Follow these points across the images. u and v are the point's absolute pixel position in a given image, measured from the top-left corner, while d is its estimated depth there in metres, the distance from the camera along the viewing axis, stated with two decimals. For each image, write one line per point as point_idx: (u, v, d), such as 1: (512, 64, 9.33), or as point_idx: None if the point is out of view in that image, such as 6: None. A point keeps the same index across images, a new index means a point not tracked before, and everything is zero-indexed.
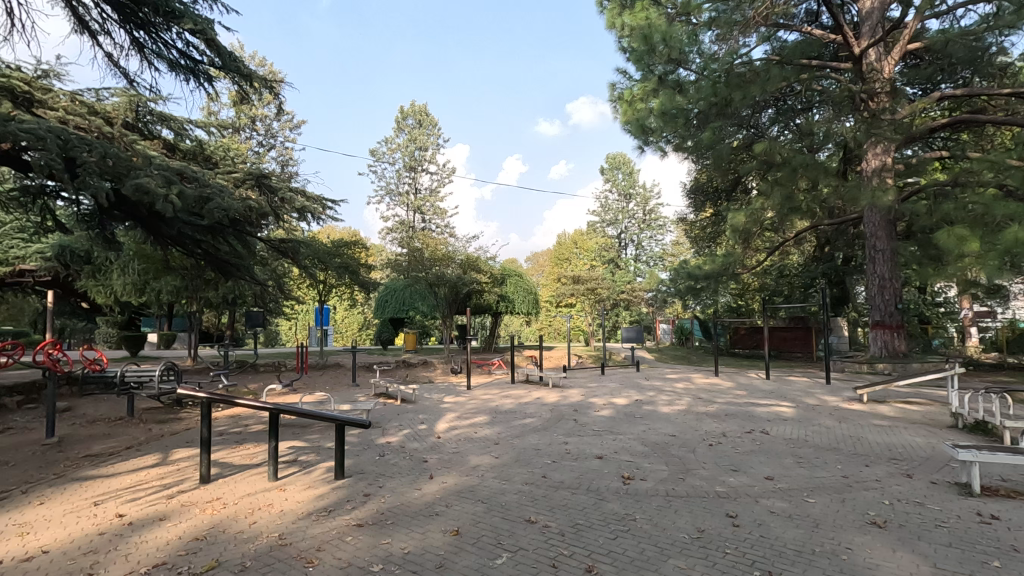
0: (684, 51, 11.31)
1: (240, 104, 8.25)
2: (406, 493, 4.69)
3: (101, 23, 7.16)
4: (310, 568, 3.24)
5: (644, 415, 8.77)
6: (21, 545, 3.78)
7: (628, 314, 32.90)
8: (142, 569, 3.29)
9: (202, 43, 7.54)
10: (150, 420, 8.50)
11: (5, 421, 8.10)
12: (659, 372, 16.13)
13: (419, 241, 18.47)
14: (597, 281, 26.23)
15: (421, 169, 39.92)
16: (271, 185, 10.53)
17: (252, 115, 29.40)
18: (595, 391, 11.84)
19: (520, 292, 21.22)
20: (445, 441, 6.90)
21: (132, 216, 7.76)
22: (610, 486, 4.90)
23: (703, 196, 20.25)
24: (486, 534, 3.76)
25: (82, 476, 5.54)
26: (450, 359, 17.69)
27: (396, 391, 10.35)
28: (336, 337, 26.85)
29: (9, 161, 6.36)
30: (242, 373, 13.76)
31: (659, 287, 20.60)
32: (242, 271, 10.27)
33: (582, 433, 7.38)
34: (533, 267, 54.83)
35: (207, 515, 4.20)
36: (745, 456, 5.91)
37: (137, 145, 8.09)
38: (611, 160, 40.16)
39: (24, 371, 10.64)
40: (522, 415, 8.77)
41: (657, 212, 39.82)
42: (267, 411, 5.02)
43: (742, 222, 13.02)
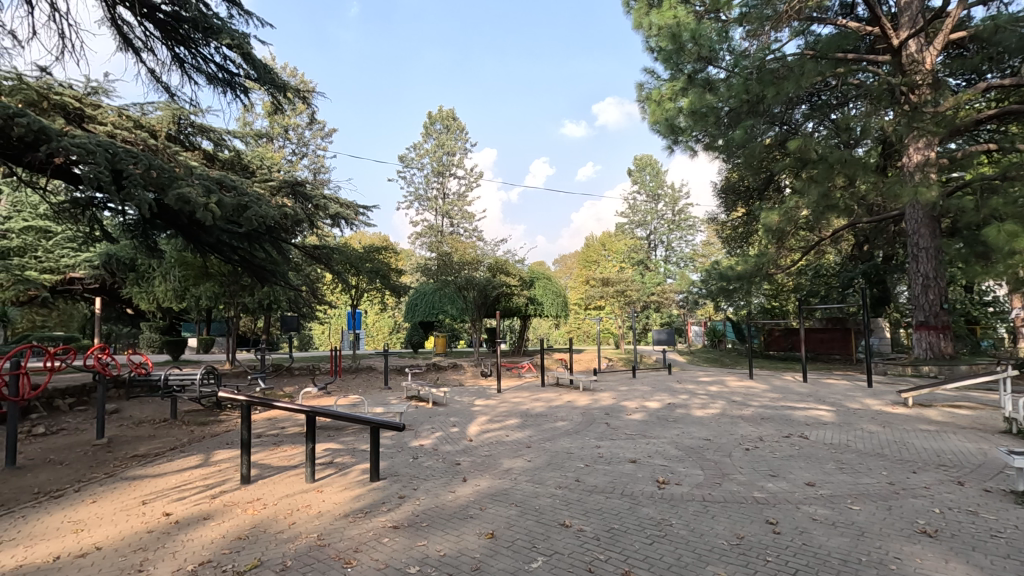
0: (714, 49, 11.14)
1: (274, 115, 8.45)
2: (441, 495, 4.74)
3: (144, 40, 7.48)
4: (349, 568, 3.30)
5: (678, 418, 8.65)
6: (77, 541, 3.95)
7: (658, 316, 32.51)
8: (189, 567, 3.39)
9: (238, 57, 7.78)
10: (193, 421, 8.83)
11: (58, 422, 8.50)
12: (692, 375, 15.88)
13: (448, 245, 18.48)
14: (627, 283, 25.90)
15: (449, 173, 40.30)
16: (305, 193, 10.72)
17: (285, 123, 30.15)
18: (627, 394, 11.73)
19: (549, 295, 21.16)
20: (477, 444, 6.92)
21: (174, 224, 8.04)
22: (644, 490, 4.84)
23: (735, 195, 19.86)
24: (520, 537, 3.76)
25: (130, 475, 5.78)
26: (480, 362, 17.78)
27: (428, 394, 10.46)
28: (369, 340, 27.30)
29: (61, 174, 6.71)
30: (279, 377, 14.11)
31: (690, 289, 20.31)
32: (278, 277, 10.44)
33: (615, 436, 7.31)
34: (562, 269, 54.77)
35: (248, 515, 4.31)
36: (784, 461, 5.77)
37: (179, 156, 8.39)
38: (638, 162, 39.75)
39: (75, 374, 11.12)
40: (554, 419, 8.74)
41: (686, 212, 39.25)
42: (304, 413, 5.12)
43: (776, 222, 12.70)
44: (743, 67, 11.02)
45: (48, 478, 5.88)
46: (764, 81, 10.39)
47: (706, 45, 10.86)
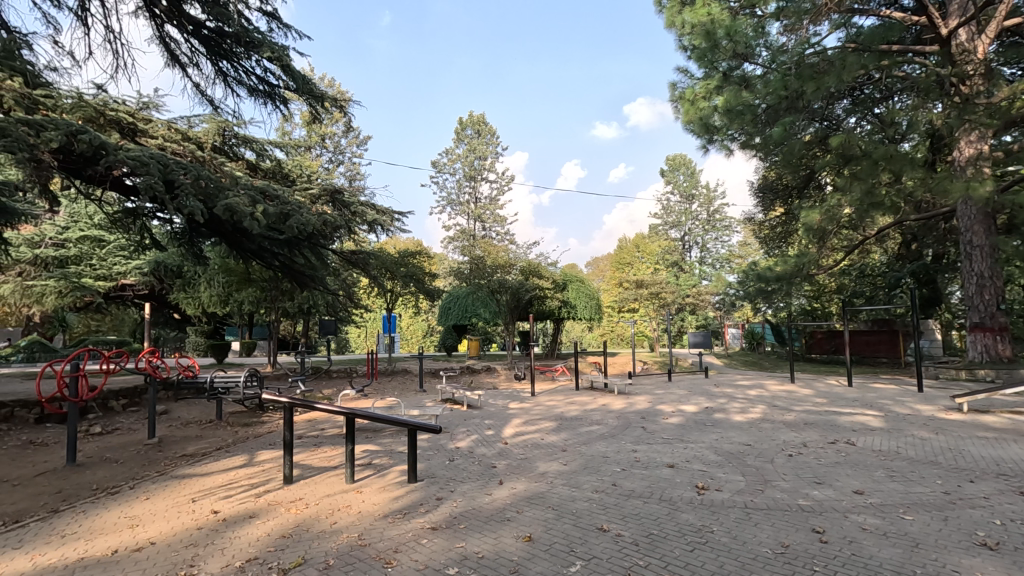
0: (749, 45, 10.87)
1: (311, 124, 8.66)
2: (478, 497, 4.76)
3: (190, 56, 7.81)
4: (390, 568, 3.34)
5: (716, 422, 8.46)
6: (133, 536, 4.13)
7: (694, 319, 31.99)
8: (238, 563, 3.51)
9: (278, 69, 8.03)
10: (237, 422, 9.12)
11: (114, 422, 8.92)
12: (730, 378, 15.52)
13: (480, 249, 18.57)
14: (662, 285, 25.51)
15: (481, 177, 40.56)
16: (344, 201, 11.03)
17: (322, 132, 30.91)
18: (663, 397, 11.58)
19: (582, 298, 21.07)
20: (512, 447, 6.93)
21: (218, 232, 8.37)
22: (683, 496, 4.75)
23: (773, 194, 19.33)
24: (558, 541, 3.74)
25: (180, 474, 6.01)
26: (514, 365, 17.80)
27: (462, 397, 10.54)
28: (403, 344, 27.71)
29: (115, 185, 7.08)
30: (318, 379, 14.45)
31: (727, 291, 19.91)
32: (316, 282, 10.68)
33: (651, 440, 7.21)
34: (594, 272, 54.53)
35: (292, 514, 4.41)
36: (830, 467, 5.57)
37: (225, 166, 8.70)
38: (671, 162, 39.20)
39: (128, 377, 11.63)
40: (589, 422, 8.66)
41: (722, 212, 38.43)
42: (343, 415, 5.21)
43: (817, 221, 12.30)
44: (781, 62, 10.72)
45: (106, 474, 6.18)
46: (803, 77, 9.96)
47: (742, 41, 10.61)
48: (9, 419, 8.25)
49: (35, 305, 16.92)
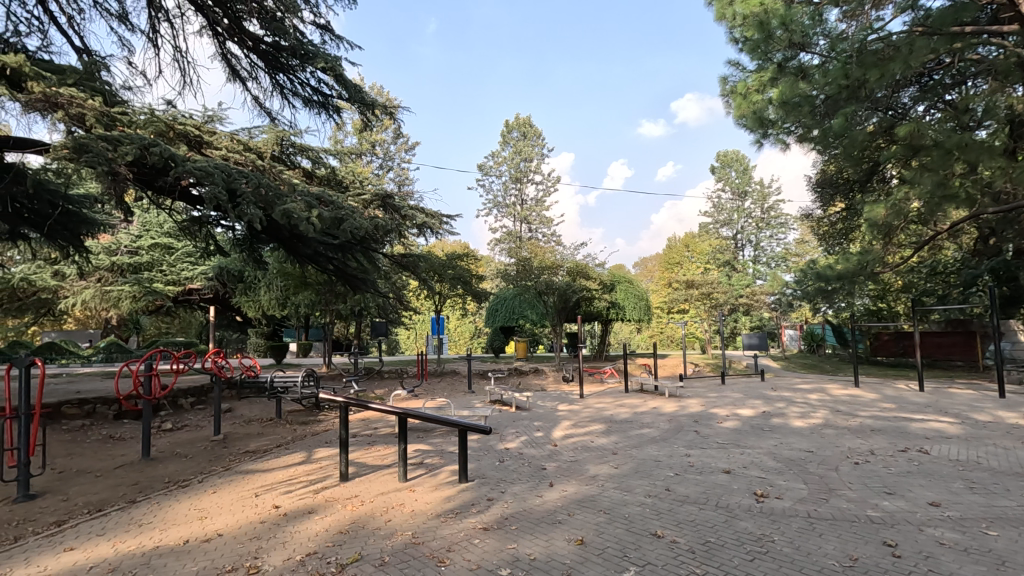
0: (807, 34, 10.22)
1: (362, 131, 8.89)
2: (529, 499, 4.75)
3: (250, 71, 8.21)
4: (443, 568, 3.38)
5: (774, 427, 8.14)
6: (202, 528, 4.36)
7: (748, 320, 30.97)
8: (299, 557, 3.64)
9: (331, 79, 8.31)
10: (296, 420, 9.49)
11: (183, 419, 9.45)
12: (788, 381, 14.88)
13: (527, 250, 18.65)
14: (713, 285, 24.79)
15: (527, 179, 40.66)
16: (395, 205, 11.26)
17: (372, 139, 31.75)
18: (717, 401, 11.24)
19: (631, 299, 20.75)
20: (562, 449, 6.90)
21: (277, 237, 8.75)
22: (741, 503, 4.59)
23: (834, 189, 18.44)
24: (611, 545, 3.69)
25: (244, 470, 6.29)
26: (562, 367, 17.74)
27: (511, 398, 10.58)
28: (452, 345, 28.13)
29: (183, 196, 7.53)
30: (370, 379, 14.85)
31: (783, 291, 19.13)
32: (368, 285, 10.95)
33: (705, 445, 7.00)
34: (642, 272, 53.67)
35: (348, 511, 4.54)
36: (900, 477, 5.25)
37: (283, 174, 9.06)
38: (722, 158, 38.06)
39: (195, 376, 12.31)
40: (639, 425, 8.49)
41: (777, 208, 36.95)
42: (396, 415, 5.31)
43: (882, 216, 11.65)
44: (841, 50, 9.94)
45: (177, 468, 6.55)
46: (866, 64, 9.34)
47: (798, 30, 10.00)
48: (92, 414, 8.89)
49: (113, 310, 18.21)
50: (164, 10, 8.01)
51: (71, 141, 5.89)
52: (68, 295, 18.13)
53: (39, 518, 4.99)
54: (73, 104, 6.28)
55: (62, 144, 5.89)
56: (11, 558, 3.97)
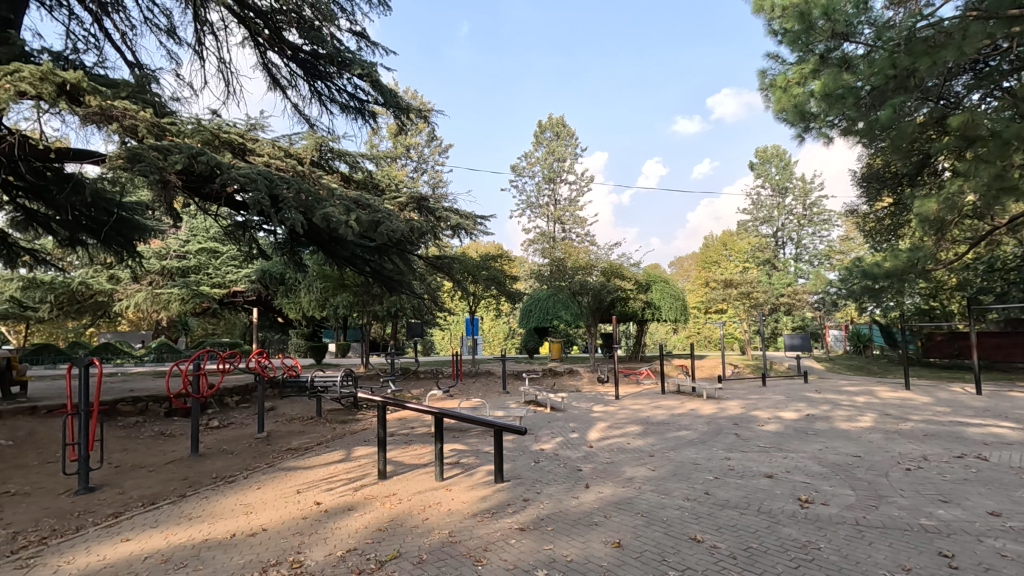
0: (850, 23, 9.88)
1: (397, 136, 9.02)
2: (565, 500, 4.74)
3: (290, 79, 8.46)
4: (480, 567, 3.40)
5: (818, 431, 7.87)
6: (248, 522, 4.51)
7: (790, 320, 30.07)
8: (340, 552, 3.72)
9: (367, 85, 8.49)
10: (335, 419, 9.72)
11: (229, 417, 9.81)
12: (833, 384, 14.35)
13: (561, 251, 18.60)
14: (753, 284, 24.14)
15: (561, 179, 40.54)
16: (430, 207, 11.38)
17: (407, 143, 32.22)
18: (757, 403, 10.94)
19: (667, 299, 20.39)
20: (598, 451, 6.85)
21: (316, 240, 8.98)
22: (784, 508, 4.46)
23: (880, 184, 17.57)
24: (649, 549, 3.64)
25: (286, 467, 6.48)
26: (597, 367, 17.60)
27: (545, 399, 10.57)
28: (486, 346, 28.29)
29: (228, 202, 7.82)
30: (406, 379, 15.07)
31: (826, 290, 18.46)
32: (404, 286, 11.11)
33: (746, 448, 6.82)
34: (679, 272, 52.78)
35: (387, 508, 4.62)
36: (957, 485, 4.99)
37: (322, 179, 9.29)
38: (761, 154, 37.07)
39: (240, 376, 12.73)
40: (676, 427, 8.34)
41: (820, 205, 35.71)
42: (432, 415, 5.37)
43: (933, 211, 11.11)
44: (887, 39, 9.53)
45: (224, 465, 6.80)
46: (915, 52, 8.84)
47: (842, 20, 9.74)
48: (144, 411, 9.31)
49: (163, 312, 19.05)
50: (209, 24, 8.34)
51: (125, 151, 6.19)
52: (122, 297, 19.05)
53: (98, 509, 5.25)
54: (127, 116, 6.60)
55: (117, 154, 6.20)
56: (73, 547, 4.20)
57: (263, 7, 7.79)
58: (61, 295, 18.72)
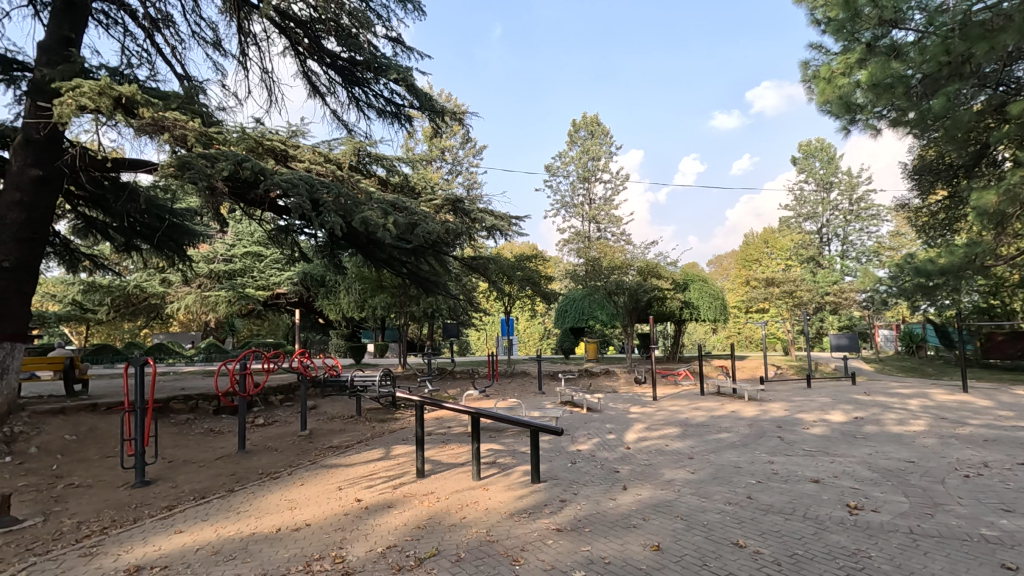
0: (899, 9, 9.01)
1: (432, 139, 9.13)
2: (602, 502, 4.69)
3: (328, 86, 8.68)
4: (518, 567, 3.41)
5: (868, 435, 7.55)
6: (292, 517, 4.65)
7: (836, 320, 29.02)
8: (380, 549, 3.79)
9: (402, 89, 8.62)
10: (374, 418, 9.91)
11: (273, 415, 10.13)
12: (883, 386, 13.76)
13: (596, 250, 18.45)
14: (796, 283, 23.37)
15: (595, 178, 40.24)
16: (465, 209, 11.46)
17: (442, 146, 32.59)
18: (802, 405, 10.60)
19: (705, 298, 19.97)
20: (636, 453, 6.77)
21: (355, 243, 9.18)
22: (832, 514, 4.30)
23: (934, 176, 16.48)
24: (690, 553, 3.57)
25: (328, 464, 6.65)
26: (634, 368, 17.40)
27: (582, 400, 10.52)
28: (522, 346, 28.35)
29: (271, 207, 8.09)
30: (443, 379, 15.25)
31: (875, 289, 17.69)
32: (440, 287, 11.23)
33: (790, 452, 6.61)
34: (718, 270, 51.64)
35: (425, 507, 4.68)
36: (1022, 494, 4.70)
37: (360, 183, 9.48)
38: (804, 148, 35.89)
39: (284, 375, 13.13)
40: (716, 429, 8.16)
41: (868, 199, 34.29)
42: (469, 414, 5.41)
43: (994, 204, 10.49)
44: (940, 24, 8.87)
45: (269, 461, 7.03)
46: (971, 36, 8.26)
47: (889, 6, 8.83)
48: (195, 409, 9.72)
49: (211, 314, 19.82)
50: (252, 35, 8.63)
51: (175, 159, 6.47)
52: (173, 300, 19.93)
53: (153, 502, 5.52)
54: (177, 126, 6.89)
55: (168, 162, 6.49)
56: (131, 537, 4.41)
57: (303, 18, 8.02)
58: (117, 298, 19.78)
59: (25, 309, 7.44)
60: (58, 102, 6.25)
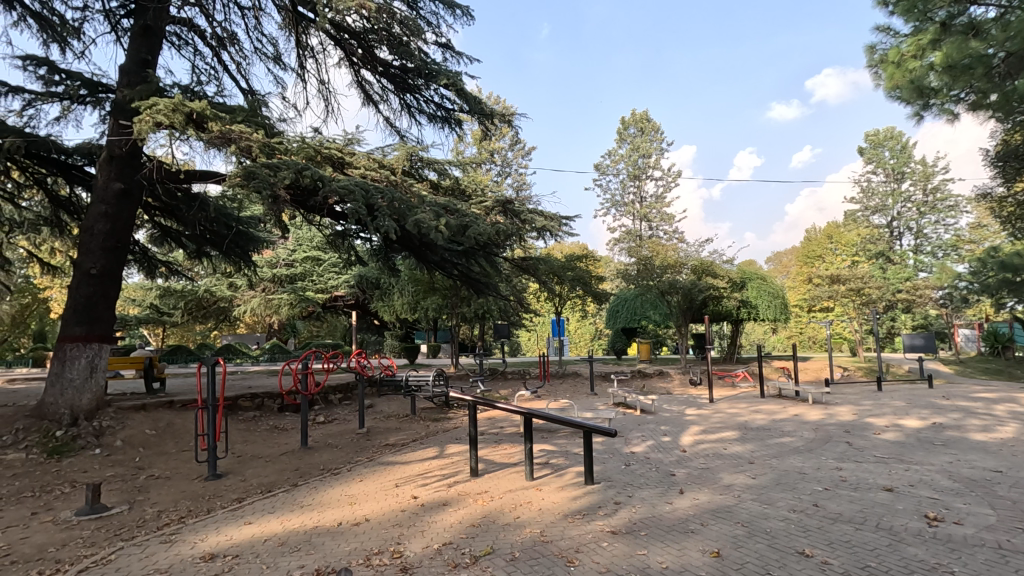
0: None
1: (482, 141, 9.20)
2: (658, 505, 4.60)
3: (381, 94, 8.94)
4: (573, 568, 3.40)
5: (948, 442, 7.04)
6: (352, 512, 4.81)
7: (909, 319, 27.31)
8: (436, 545, 3.87)
9: (452, 94, 8.77)
10: (428, 417, 10.13)
11: (333, 413, 10.52)
12: (965, 389, 12.78)
13: (648, 249, 18.07)
14: (864, 280, 22.09)
15: (646, 176, 39.51)
16: (515, 210, 11.47)
17: (491, 148, 32.87)
18: (873, 409, 10.00)
19: (764, 297, 19.23)
20: (692, 456, 6.60)
21: (408, 245, 9.39)
22: (908, 526, 4.04)
23: (1020, 163, 15.09)
24: (752, 561, 3.45)
25: (385, 461, 6.83)
26: (689, 369, 16.97)
27: (635, 401, 10.38)
28: (573, 347, 28.22)
29: (329, 212, 8.38)
30: (495, 380, 15.38)
31: (954, 285, 16.44)
32: (491, 288, 11.31)
33: (860, 458, 6.26)
34: (777, 268, 49.62)
35: (479, 505, 4.74)
36: None
37: (413, 187, 9.67)
38: (872, 137, 33.95)
39: (342, 375, 13.60)
40: (779, 434, 7.82)
41: (945, 189, 31.95)
42: (521, 415, 5.42)
43: None
44: None
45: (330, 457, 7.31)
46: None
47: None
48: (261, 406, 10.23)
49: (274, 316, 20.80)
50: (310, 48, 9.00)
51: (242, 169, 6.84)
52: (239, 303, 21.03)
53: (224, 494, 5.85)
54: (243, 138, 7.25)
55: (235, 173, 6.86)
56: (206, 526, 4.69)
57: (357, 29, 8.28)
58: (190, 302, 21.10)
59: (111, 312, 8.04)
60: (137, 120, 6.75)
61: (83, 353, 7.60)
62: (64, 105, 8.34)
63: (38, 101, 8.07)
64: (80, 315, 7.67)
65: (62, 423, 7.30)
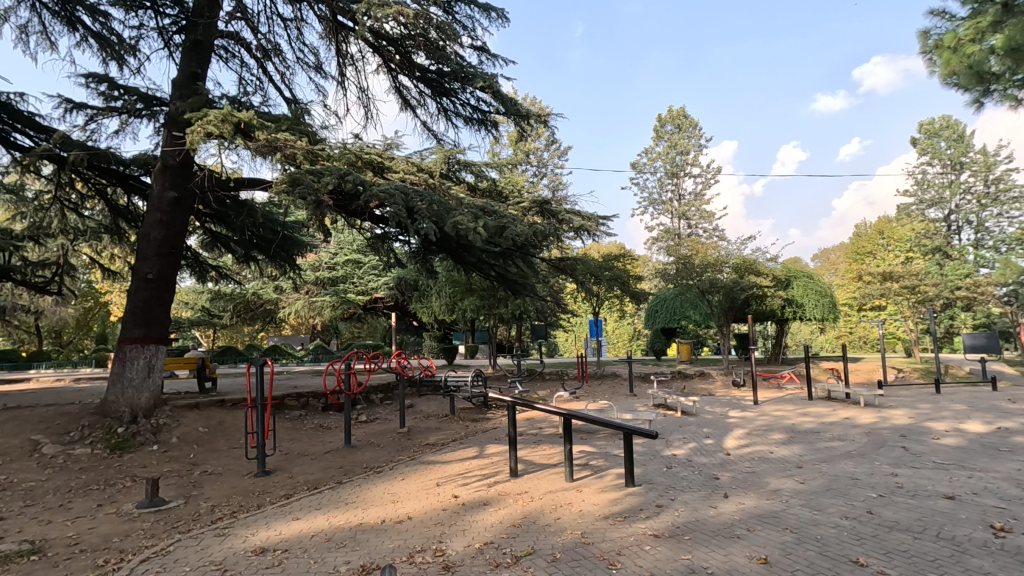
0: None
1: (518, 142, 9.19)
2: (702, 509, 4.50)
3: (419, 99, 9.08)
4: (615, 570, 3.37)
5: (1015, 447, 6.62)
6: (395, 510, 4.90)
7: (969, 317, 25.82)
8: (477, 545, 3.90)
9: (488, 96, 8.83)
10: (467, 417, 10.23)
11: (374, 412, 10.75)
12: None
13: (687, 248, 17.71)
14: (919, 277, 21.02)
15: (684, 173, 38.77)
16: (552, 210, 11.42)
17: (527, 149, 32.91)
18: (933, 413, 9.49)
19: (811, 295, 18.61)
20: (737, 459, 6.43)
21: (446, 247, 9.48)
22: (972, 536, 3.82)
23: None
24: (801, 568, 3.34)
25: (425, 461, 6.93)
26: (732, 370, 16.56)
27: (676, 403, 10.20)
28: (611, 347, 27.92)
29: (370, 216, 8.56)
30: (533, 381, 15.38)
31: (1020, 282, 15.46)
32: (528, 289, 11.30)
33: (917, 464, 5.96)
34: (824, 265, 47.80)
35: (519, 505, 4.75)
36: None
37: (451, 190, 9.76)
38: (926, 128, 32.37)
39: (382, 375, 13.87)
40: (829, 438, 7.52)
41: (1008, 180, 30.08)
42: (560, 415, 5.40)
43: None
44: None
45: (373, 456, 7.47)
46: None
47: None
48: (306, 406, 10.53)
49: (317, 317, 21.40)
50: (350, 56, 9.23)
51: (287, 177, 7.10)
52: (284, 305, 21.73)
53: (273, 490, 6.06)
54: (288, 145, 7.49)
55: (281, 180, 7.13)
56: (257, 521, 4.87)
57: (395, 35, 8.45)
58: (238, 304, 21.94)
59: (166, 315, 8.43)
60: (189, 130, 7.10)
61: (141, 353, 8.01)
62: (122, 118, 8.80)
63: (99, 116, 8.55)
64: (138, 318, 8.08)
65: (123, 420, 7.71)
